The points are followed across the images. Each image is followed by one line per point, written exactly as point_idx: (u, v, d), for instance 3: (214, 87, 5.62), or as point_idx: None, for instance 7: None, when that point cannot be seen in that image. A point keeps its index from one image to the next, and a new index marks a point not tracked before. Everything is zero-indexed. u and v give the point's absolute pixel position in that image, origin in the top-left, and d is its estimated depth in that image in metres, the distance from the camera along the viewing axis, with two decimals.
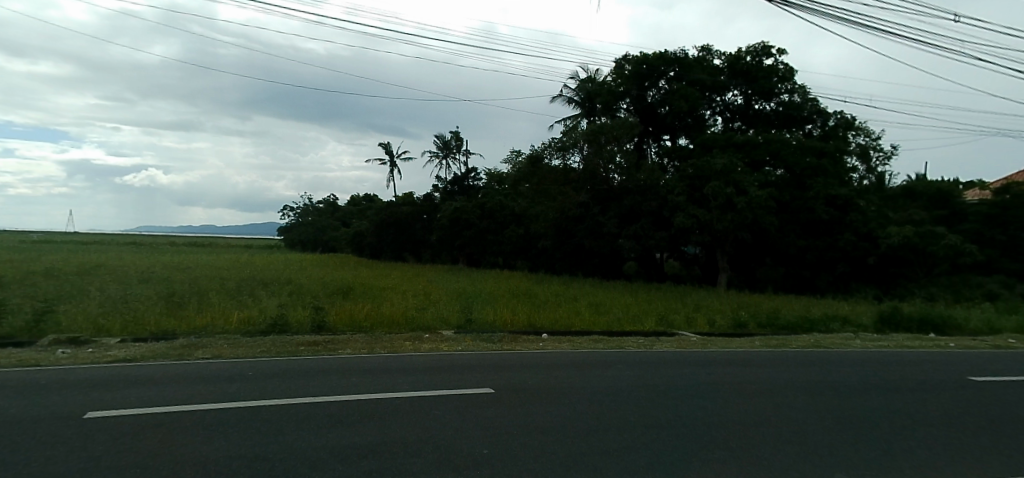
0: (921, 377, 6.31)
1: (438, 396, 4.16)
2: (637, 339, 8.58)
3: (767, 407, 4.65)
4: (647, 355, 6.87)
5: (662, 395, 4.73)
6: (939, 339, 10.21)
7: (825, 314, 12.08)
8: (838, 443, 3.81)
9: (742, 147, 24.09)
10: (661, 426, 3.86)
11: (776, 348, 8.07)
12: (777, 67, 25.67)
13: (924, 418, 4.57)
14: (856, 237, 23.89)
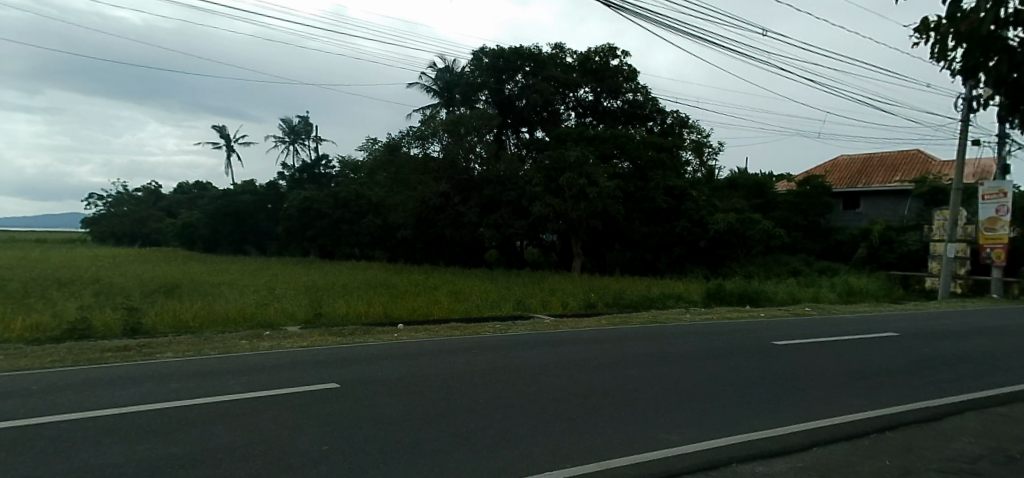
0: (739, 344, 7.24)
1: (272, 396, 3.93)
2: (495, 324, 8.87)
3: (604, 379, 5.06)
4: (500, 338, 7.12)
5: (510, 376, 4.92)
6: (753, 310, 11.89)
7: (664, 293, 13.37)
8: (662, 411, 4.27)
9: (593, 141, 26.33)
10: (504, 407, 4.01)
11: (619, 325, 8.87)
12: (622, 67, 27.88)
13: (733, 383, 5.21)
14: (691, 223, 27.08)
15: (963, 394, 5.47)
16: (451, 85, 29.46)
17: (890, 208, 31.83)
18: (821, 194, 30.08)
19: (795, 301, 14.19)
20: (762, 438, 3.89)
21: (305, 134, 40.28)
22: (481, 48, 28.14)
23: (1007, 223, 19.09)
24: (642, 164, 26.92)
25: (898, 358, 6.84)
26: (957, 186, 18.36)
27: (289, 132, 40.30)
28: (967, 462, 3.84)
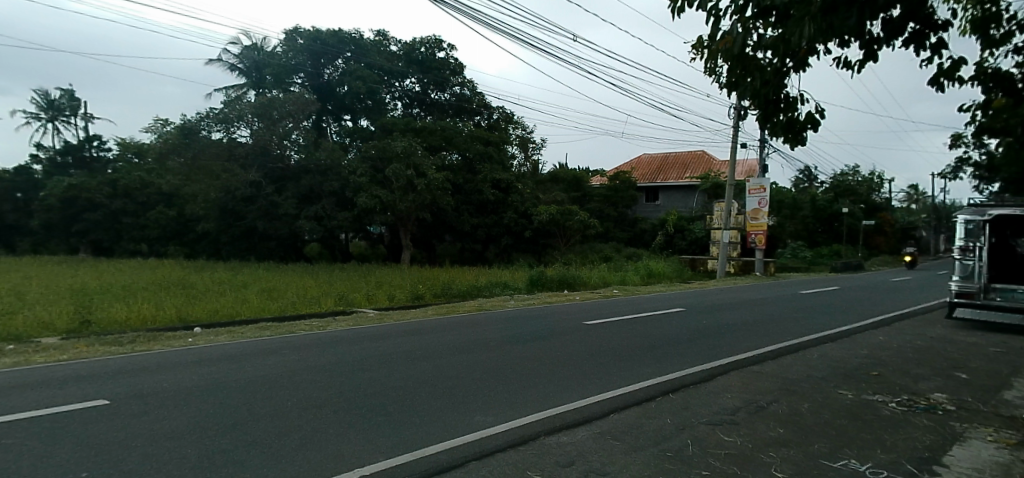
0: (555, 326, 7.93)
1: (53, 415, 3.45)
2: (310, 321, 8.52)
3: (422, 370, 5.26)
4: (318, 336, 6.86)
5: (325, 373, 4.84)
6: (569, 294, 13.05)
7: (489, 281, 14.00)
8: (476, 401, 4.58)
9: (421, 132, 27.05)
10: (327, 402, 4.07)
11: (443, 314, 9.15)
12: (448, 61, 29.67)
13: (547, 365, 5.90)
14: (517, 215, 29.21)
15: (730, 355, 6.78)
16: (261, 65, 27.08)
17: (682, 201, 37.78)
18: (627, 189, 35.98)
19: (604, 283, 15.92)
20: (560, 415, 4.61)
21: (70, 111, 34.61)
22: (294, 29, 27.68)
23: (766, 214, 23.37)
24: (469, 157, 28.24)
25: (680, 328, 8.13)
26: (732, 183, 21.71)
27: (47, 107, 34.02)
28: (728, 414, 5.08)
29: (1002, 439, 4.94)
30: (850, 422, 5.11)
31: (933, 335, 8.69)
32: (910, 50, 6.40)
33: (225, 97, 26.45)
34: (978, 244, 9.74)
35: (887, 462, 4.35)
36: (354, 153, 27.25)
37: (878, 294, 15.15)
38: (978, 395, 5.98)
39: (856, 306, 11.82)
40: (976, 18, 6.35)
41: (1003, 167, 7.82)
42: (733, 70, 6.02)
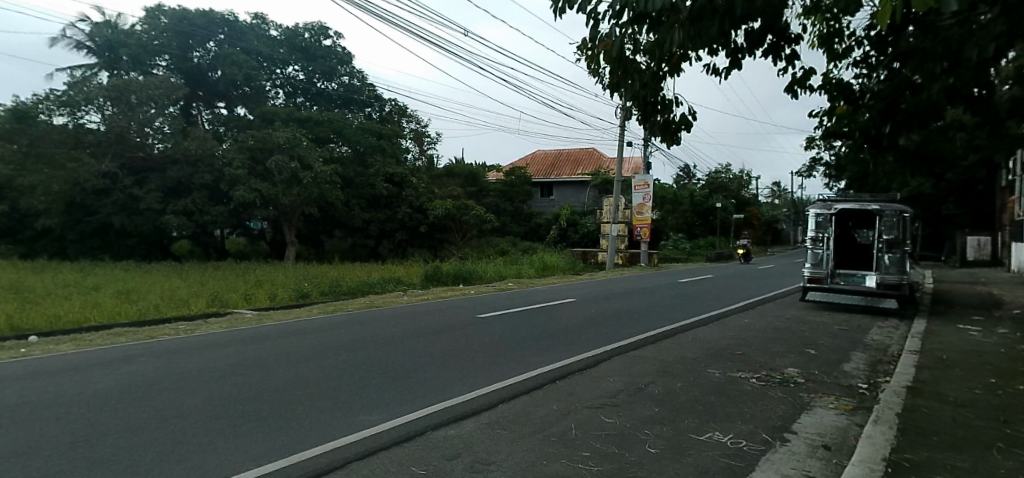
0: (446, 320, 8.06)
1: None
2: (178, 325, 7.92)
3: (308, 372, 5.15)
4: (190, 339, 6.42)
5: (196, 381, 4.59)
6: (463, 288, 13.20)
7: (382, 278, 13.79)
8: (364, 399, 4.57)
9: (306, 122, 27.31)
10: (197, 413, 3.85)
11: (329, 312, 8.85)
12: (335, 50, 30.31)
13: (437, 359, 5.95)
14: (412, 209, 30.71)
15: (611, 341, 7.31)
16: (116, 44, 24.48)
17: (575, 196, 39.97)
18: (523, 184, 38.55)
19: (501, 277, 16.27)
20: (448, 408, 4.65)
21: None
22: (155, 8, 25.92)
23: (650, 208, 24.89)
24: (360, 150, 29.56)
25: (565, 317, 8.54)
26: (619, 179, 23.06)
27: None
28: (610, 397, 5.59)
29: (839, 405, 5.88)
30: (718, 398, 5.83)
31: (789, 315, 9.82)
32: (769, 59, 7.11)
33: (71, 78, 23.44)
34: (827, 234, 11.02)
35: (746, 432, 5.09)
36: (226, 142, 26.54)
37: (746, 281, 16.77)
38: (823, 368, 6.91)
39: (724, 292, 13.12)
40: (823, 33, 7.18)
41: (848, 166, 8.83)
42: (615, 72, 6.62)
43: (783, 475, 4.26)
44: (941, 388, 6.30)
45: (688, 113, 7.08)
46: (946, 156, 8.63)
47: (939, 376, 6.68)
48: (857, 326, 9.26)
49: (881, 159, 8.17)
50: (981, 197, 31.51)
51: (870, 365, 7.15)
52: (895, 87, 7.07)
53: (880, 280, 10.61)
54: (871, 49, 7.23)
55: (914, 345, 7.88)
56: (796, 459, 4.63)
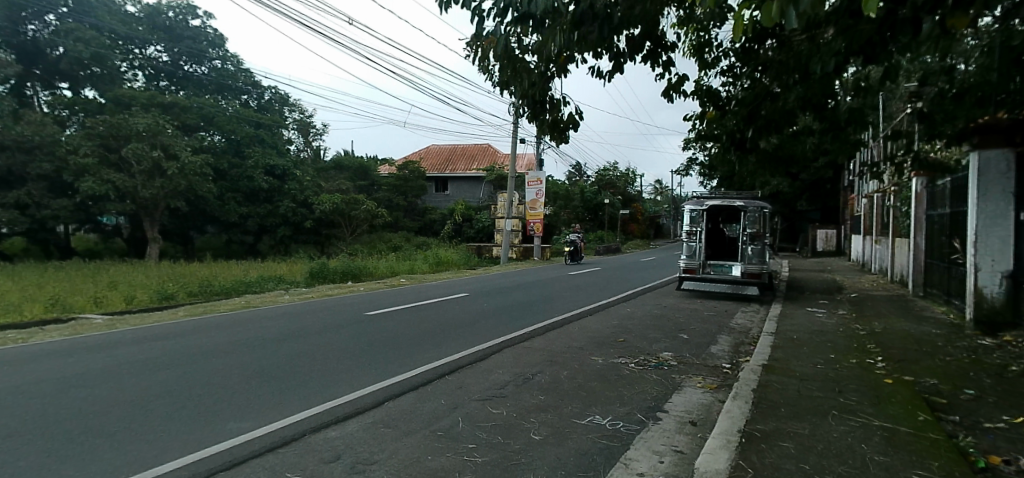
0: (333, 318, 7.93)
1: None
2: (11, 333, 7.00)
3: (175, 381, 4.84)
4: (30, 349, 5.75)
5: (38, 400, 4.15)
6: (353, 285, 13.02)
7: (261, 276, 13.14)
8: (238, 406, 4.39)
9: (170, 108, 25.43)
10: (36, 438, 3.49)
11: (201, 314, 8.27)
12: (205, 31, 29.14)
13: (321, 362, 5.76)
14: (295, 204, 30.66)
15: (499, 333, 7.53)
16: None
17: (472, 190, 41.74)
18: (416, 178, 38.12)
19: (393, 273, 16.16)
20: (330, 409, 4.57)
21: None
22: None
23: (543, 204, 25.87)
24: (234, 140, 28.52)
25: (455, 312, 8.62)
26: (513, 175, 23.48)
27: None
28: (498, 388, 5.74)
29: (706, 384, 6.49)
30: (599, 383, 6.19)
31: (666, 303, 10.66)
32: (648, 65, 7.59)
33: None
34: (700, 228, 11.99)
35: (623, 414, 5.43)
36: (75, 127, 23.94)
37: (630, 272, 18.01)
38: (694, 351, 7.57)
39: (608, 283, 13.98)
40: (696, 43, 7.78)
41: (718, 166, 9.66)
42: (503, 70, 6.77)
43: (654, 450, 4.62)
44: (790, 365, 7.13)
45: (575, 113, 7.38)
46: (799, 159, 9.72)
47: (790, 353, 7.56)
48: (724, 311, 10.22)
49: (745, 160, 9.04)
50: (828, 194, 35.86)
51: (734, 346, 7.93)
52: (756, 96, 7.84)
53: (744, 270, 11.76)
54: (736, 60, 7.95)
55: (770, 328, 8.85)
56: (667, 435, 5.03)
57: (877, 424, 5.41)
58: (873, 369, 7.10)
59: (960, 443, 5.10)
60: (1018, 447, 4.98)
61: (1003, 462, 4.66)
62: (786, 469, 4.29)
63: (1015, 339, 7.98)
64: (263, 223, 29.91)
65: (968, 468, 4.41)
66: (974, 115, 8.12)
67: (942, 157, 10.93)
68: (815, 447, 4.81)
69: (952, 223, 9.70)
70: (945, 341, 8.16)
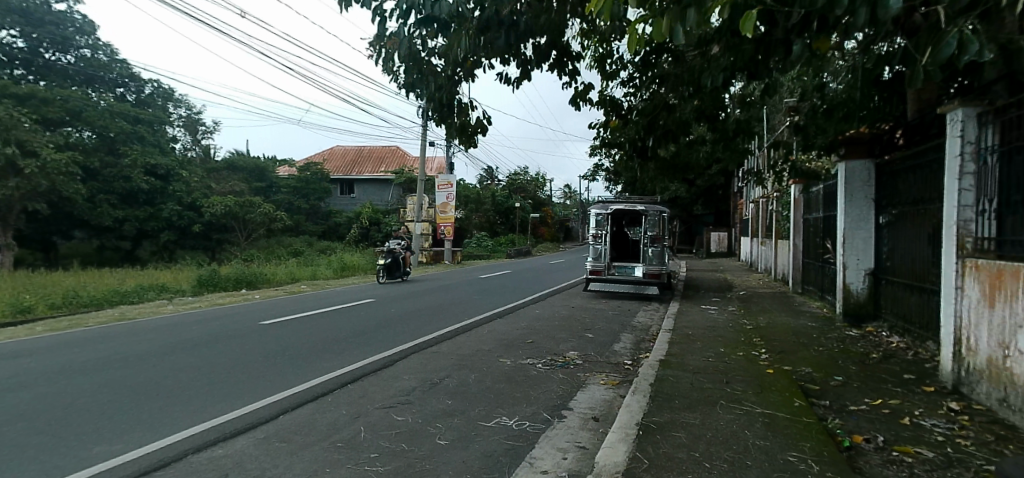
0: (223, 328, 7.55)
1: None
2: None
3: (34, 406, 4.35)
4: None
5: None
6: (247, 294, 12.48)
7: (138, 285, 12.16)
8: (111, 430, 4.03)
9: (25, 100, 22.46)
10: None
11: (67, 328, 7.52)
12: (73, 18, 26.26)
13: (210, 379, 5.38)
14: (181, 206, 29.07)
15: (405, 339, 7.44)
16: None
17: (380, 194, 43.01)
18: (318, 180, 38.25)
19: (291, 279, 15.65)
20: (217, 427, 4.31)
21: None
22: None
23: (453, 208, 27.31)
24: (106, 136, 25.70)
25: (360, 321, 8.40)
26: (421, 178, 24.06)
27: None
28: (404, 395, 5.65)
29: (609, 381, 6.77)
30: (506, 385, 6.27)
31: (573, 304, 11.04)
32: (555, 73, 7.80)
33: None
34: (605, 232, 12.54)
35: (529, 414, 5.52)
36: None
37: (536, 274, 18.56)
38: (598, 349, 7.87)
39: (516, 285, 14.31)
40: (598, 54, 8.12)
41: (622, 171, 10.11)
42: (409, 72, 6.70)
43: (559, 448, 4.74)
44: (685, 359, 7.60)
45: (483, 118, 7.43)
46: (693, 166, 10.40)
47: (685, 348, 8.06)
48: (626, 310, 10.76)
49: (645, 167, 9.53)
50: (721, 199, 38.60)
51: (636, 343, 8.36)
52: (655, 106, 8.30)
53: (645, 271, 12.44)
54: (636, 72, 8.37)
55: (669, 325, 9.40)
56: (571, 432, 5.18)
57: (759, 411, 5.88)
58: (757, 360, 7.72)
59: (828, 424, 5.67)
60: (875, 425, 5.62)
61: (863, 440, 5.24)
62: (678, 458, 4.56)
63: (876, 329, 9.01)
64: (142, 227, 27.45)
65: (834, 448, 4.90)
66: (841, 129, 9.09)
67: (816, 166, 12.16)
68: (705, 435, 5.15)
69: (824, 226, 10.78)
70: (819, 332, 9.07)
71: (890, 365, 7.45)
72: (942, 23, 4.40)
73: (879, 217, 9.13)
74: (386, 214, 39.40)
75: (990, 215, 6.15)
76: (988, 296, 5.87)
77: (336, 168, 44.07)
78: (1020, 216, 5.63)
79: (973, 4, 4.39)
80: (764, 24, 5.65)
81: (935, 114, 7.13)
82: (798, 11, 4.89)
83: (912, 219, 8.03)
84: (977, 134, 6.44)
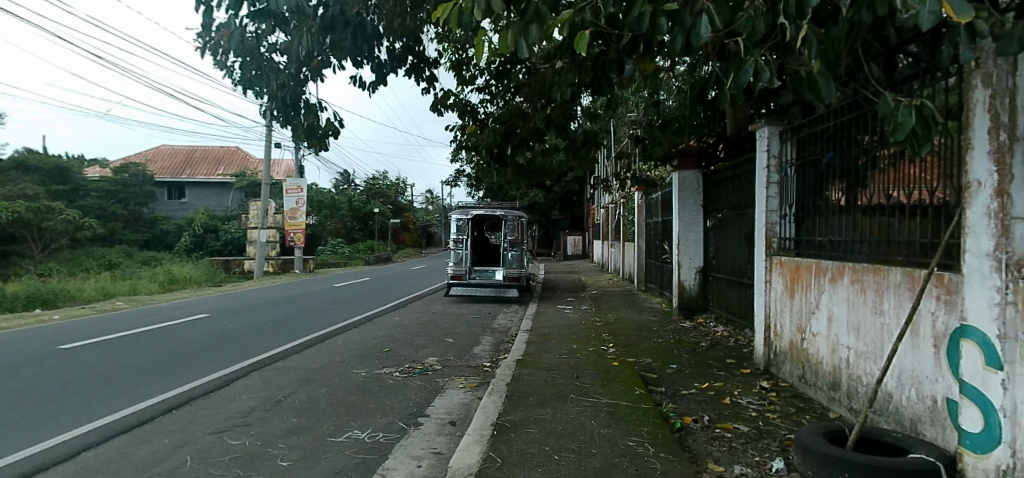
0: (9, 355, 6.77)
1: None
2: None
3: None
4: None
5: None
6: (43, 314, 11.74)
7: None
8: None
9: None
10: None
11: None
12: None
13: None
14: None
15: (243, 360, 6.98)
16: None
17: (215, 199, 40.16)
18: (140, 184, 33.68)
19: (94, 300, 14.64)
20: None
21: None
22: None
23: (303, 213, 27.56)
24: None
25: (190, 345, 7.69)
26: (267, 182, 23.36)
27: None
28: (241, 417, 5.23)
29: (467, 384, 6.83)
30: (360, 396, 6.06)
31: (432, 311, 11.09)
32: (412, 77, 7.73)
33: None
34: (466, 237, 12.75)
35: (383, 425, 5.37)
36: None
37: (392, 281, 18.41)
38: (457, 353, 7.98)
39: (372, 294, 14.10)
40: (456, 61, 8.21)
41: (482, 176, 10.31)
42: (247, 68, 6.35)
43: (413, 456, 4.66)
44: (541, 357, 7.95)
45: (335, 120, 7.15)
46: (548, 172, 10.93)
47: (541, 347, 8.43)
48: (487, 314, 11.03)
49: (503, 172, 9.84)
50: (575, 205, 41.00)
51: (495, 346, 8.60)
52: (510, 115, 8.58)
53: (505, 274, 12.89)
54: (492, 80, 8.60)
55: (527, 325, 9.80)
56: (426, 438, 5.12)
57: (605, 402, 6.31)
58: (605, 354, 8.31)
59: (664, 409, 6.26)
60: (702, 406, 6.31)
61: (692, 420, 5.85)
62: (530, 453, 4.72)
63: (705, 320, 10.16)
64: None
65: (667, 430, 5.42)
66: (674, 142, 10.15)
67: (655, 175, 13.53)
68: (556, 429, 5.38)
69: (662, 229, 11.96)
70: (658, 325, 10.02)
71: (715, 352, 8.44)
72: (741, 53, 5.07)
73: (707, 221, 10.30)
74: (226, 220, 36.12)
75: (790, 218, 7.22)
76: (789, 287, 6.89)
77: (163, 171, 41.01)
78: (812, 219, 6.66)
79: (765, 39, 5.11)
80: (601, 43, 6.07)
81: (748, 131, 8.21)
82: (626, 35, 5.30)
83: (732, 223, 9.19)
84: (779, 149, 7.52)
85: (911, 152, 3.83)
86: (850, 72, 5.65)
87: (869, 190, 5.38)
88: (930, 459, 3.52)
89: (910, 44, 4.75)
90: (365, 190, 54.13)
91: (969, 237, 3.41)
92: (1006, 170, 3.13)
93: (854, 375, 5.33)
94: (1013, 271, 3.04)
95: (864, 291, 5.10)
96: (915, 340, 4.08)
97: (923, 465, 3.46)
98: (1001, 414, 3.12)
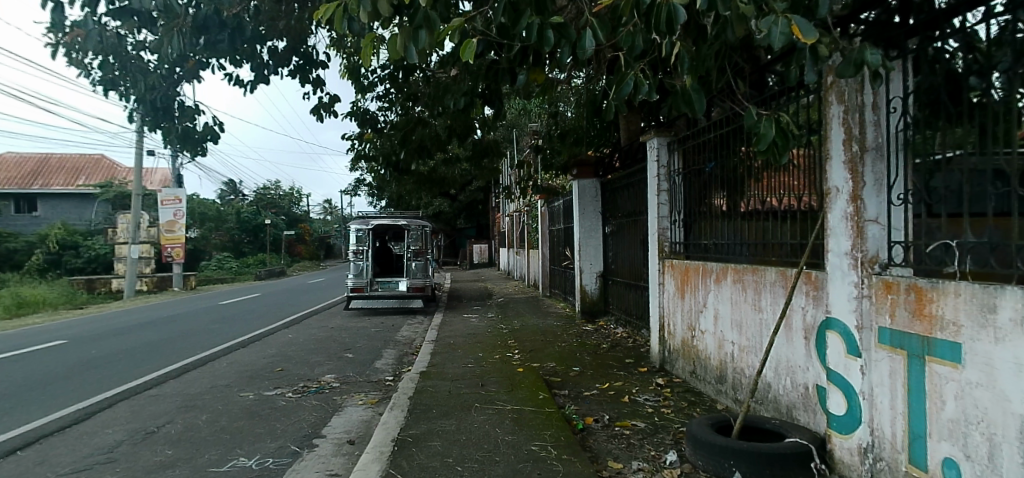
0: None
1: None
2: None
3: None
4: None
5: None
6: None
7: None
8: None
9: None
10: None
11: None
12: None
13: None
14: None
15: (109, 391, 6.32)
16: None
17: (76, 211, 36.25)
18: None
19: None
20: None
21: None
22: None
23: (181, 226, 25.56)
24: None
25: (43, 377, 6.87)
26: (137, 193, 21.36)
27: None
28: (104, 452, 4.71)
29: (366, 400, 6.60)
30: (246, 421, 5.65)
31: (329, 326, 10.69)
32: (298, 78, 7.40)
33: None
34: (366, 248, 12.45)
35: (273, 449, 5.02)
36: None
37: (283, 297, 17.52)
38: (357, 369, 7.75)
39: (262, 310, 13.36)
40: (350, 66, 7.96)
41: (383, 183, 10.07)
42: (108, 67, 5.85)
43: None
44: (445, 368, 7.86)
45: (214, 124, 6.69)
46: (449, 180, 10.90)
47: (445, 357, 8.37)
48: (390, 327, 10.83)
49: (403, 179, 9.67)
50: (480, 214, 41.42)
51: (397, 358, 8.45)
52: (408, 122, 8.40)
53: (409, 284, 12.76)
54: (390, 86, 8.47)
55: (432, 336, 9.69)
56: (322, 460, 4.83)
57: (509, 408, 6.32)
58: (509, 361, 8.37)
59: (566, 411, 6.38)
60: (602, 406, 6.52)
61: (593, 420, 6.03)
62: (432, 466, 4.63)
63: (606, 322, 10.58)
64: None
65: (570, 431, 5.55)
66: (573, 152, 10.50)
67: (555, 184, 13.94)
68: (459, 440, 5.30)
69: (565, 236, 12.32)
70: (561, 329, 10.30)
71: (615, 352, 8.81)
72: (623, 66, 5.32)
73: (606, 227, 10.72)
74: (88, 235, 32.39)
75: (678, 223, 7.69)
76: (679, 288, 7.35)
77: (7, 181, 36.45)
78: (697, 225, 7.14)
79: (644, 54, 5.45)
80: (493, 51, 6.09)
81: (641, 142, 8.69)
82: (516, 45, 5.34)
83: (628, 229, 9.64)
84: (667, 159, 7.99)
85: (773, 160, 4.18)
86: (725, 89, 6.12)
87: (747, 197, 5.85)
88: (805, 443, 3.85)
89: (777, 64, 5.24)
90: (253, 200, 51.05)
91: (830, 238, 3.77)
92: (857, 177, 3.49)
93: (738, 368, 5.74)
94: (867, 268, 3.40)
95: (744, 289, 5.53)
96: (788, 333, 4.45)
97: (799, 449, 3.78)
98: (861, 397, 3.49)
